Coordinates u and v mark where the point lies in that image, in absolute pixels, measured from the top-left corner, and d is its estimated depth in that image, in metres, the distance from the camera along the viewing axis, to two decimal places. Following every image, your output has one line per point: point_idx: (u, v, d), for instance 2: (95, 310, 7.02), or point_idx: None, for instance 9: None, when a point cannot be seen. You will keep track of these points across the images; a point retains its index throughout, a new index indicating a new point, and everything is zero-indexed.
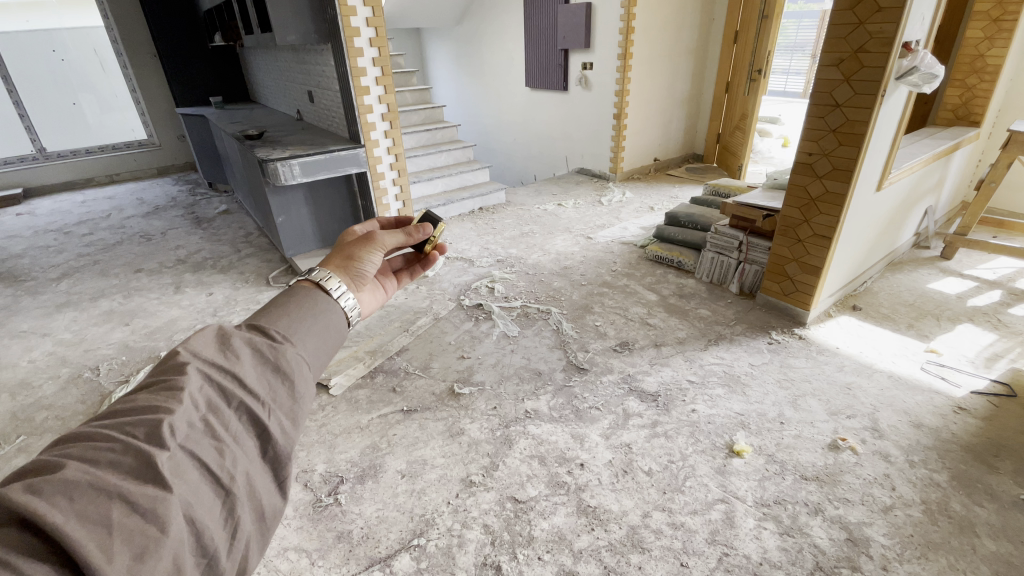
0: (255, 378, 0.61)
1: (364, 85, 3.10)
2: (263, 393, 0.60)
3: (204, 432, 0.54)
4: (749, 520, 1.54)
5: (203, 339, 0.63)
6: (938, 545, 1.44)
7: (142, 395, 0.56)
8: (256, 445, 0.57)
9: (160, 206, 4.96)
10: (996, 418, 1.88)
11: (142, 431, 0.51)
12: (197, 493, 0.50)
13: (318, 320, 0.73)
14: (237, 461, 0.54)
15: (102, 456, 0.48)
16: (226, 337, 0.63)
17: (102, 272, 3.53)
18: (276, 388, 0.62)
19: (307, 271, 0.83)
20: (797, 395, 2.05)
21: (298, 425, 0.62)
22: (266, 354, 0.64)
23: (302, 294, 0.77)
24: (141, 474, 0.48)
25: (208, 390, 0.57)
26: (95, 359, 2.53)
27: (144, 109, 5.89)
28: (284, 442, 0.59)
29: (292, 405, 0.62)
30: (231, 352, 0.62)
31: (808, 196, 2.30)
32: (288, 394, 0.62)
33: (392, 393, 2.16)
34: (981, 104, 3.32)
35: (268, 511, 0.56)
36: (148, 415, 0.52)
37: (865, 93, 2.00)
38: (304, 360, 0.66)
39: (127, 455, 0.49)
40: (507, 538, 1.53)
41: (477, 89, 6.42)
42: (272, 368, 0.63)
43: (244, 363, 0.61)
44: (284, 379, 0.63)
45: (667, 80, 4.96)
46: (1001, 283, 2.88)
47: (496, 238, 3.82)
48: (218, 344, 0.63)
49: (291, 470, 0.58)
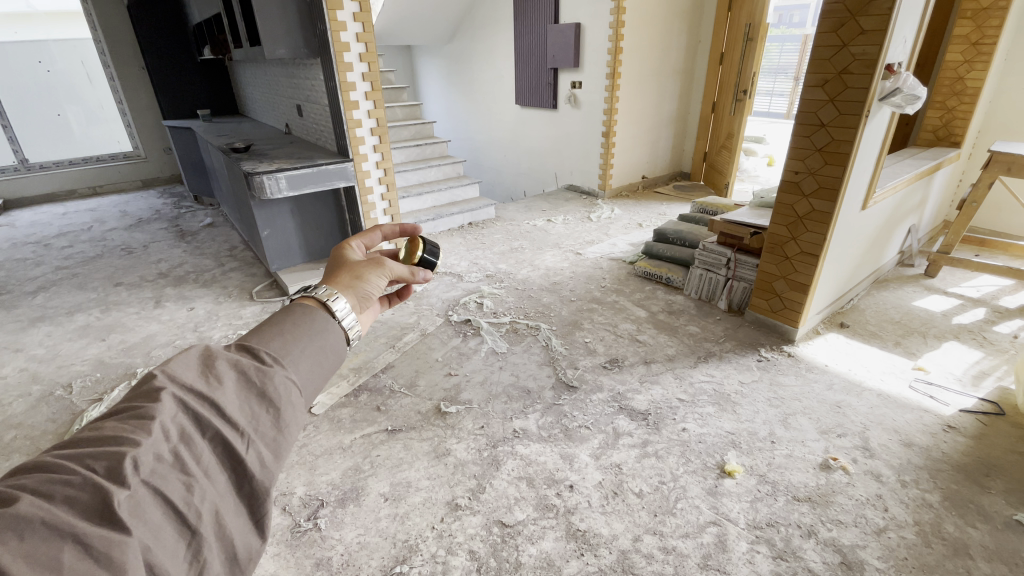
0: (236, 405, 0.57)
1: (353, 100, 3.07)
2: (243, 422, 0.56)
3: (172, 465, 0.50)
4: (742, 544, 1.51)
5: (185, 361, 0.59)
6: (933, 568, 1.41)
7: (111, 422, 0.52)
8: (230, 479, 0.54)
9: (144, 219, 4.87)
10: (985, 436, 1.88)
11: (103, 466, 0.47)
12: (158, 534, 0.46)
13: (314, 341, 0.69)
14: (206, 497, 0.51)
15: (58, 490, 0.45)
16: (211, 360, 0.59)
17: (80, 285, 3.44)
18: (258, 415, 0.58)
19: (310, 288, 0.77)
20: (787, 413, 2.03)
21: (280, 458, 0.57)
22: (251, 378, 0.60)
23: (300, 312, 0.72)
24: (97, 514, 0.44)
25: (182, 417, 0.54)
26: (68, 377, 2.44)
27: (130, 121, 5.83)
28: (262, 476, 0.56)
29: (275, 435, 0.58)
30: (212, 376, 0.58)
31: (795, 214, 2.31)
32: (272, 423, 0.58)
33: (376, 412, 2.11)
34: (960, 125, 3.40)
35: (240, 552, 0.53)
36: (112, 447, 0.48)
37: (851, 113, 2.02)
38: (293, 384, 0.62)
39: (85, 491, 0.45)
40: (493, 564, 1.47)
41: (467, 106, 6.47)
42: (257, 393, 0.59)
43: (226, 389, 0.57)
44: (269, 407, 0.59)
45: (656, 98, 5.03)
46: (985, 301, 2.92)
47: (485, 253, 3.79)
48: (200, 367, 0.59)
49: (267, 506, 0.55)
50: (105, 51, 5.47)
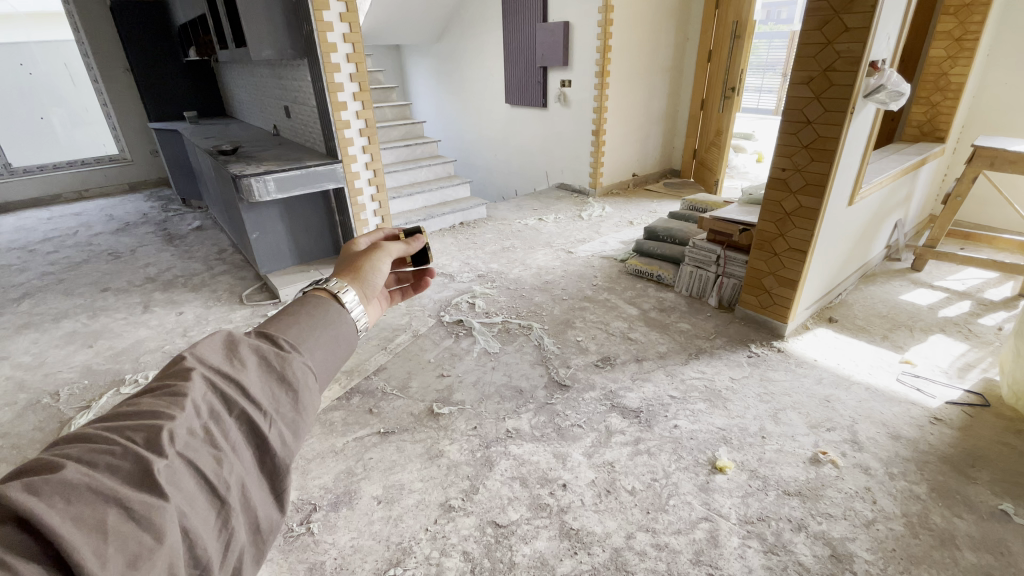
0: (259, 386, 0.57)
1: (341, 101, 3.05)
2: (266, 402, 0.56)
3: (203, 440, 0.50)
4: (733, 539, 1.52)
5: (210, 344, 0.59)
6: (921, 559, 1.43)
7: (144, 398, 0.52)
8: (254, 456, 0.54)
9: (131, 223, 4.81)
10: (971, 428, 1.91)
11: (141, 437, 0.47)
12: (192, 503, 0.46)
13: (328, 330, 0.68)
14: (234, 471, 0.51)
15: (101, 459, 0.45)
16: (235, 344, 0.60)
17: (66, 291, 3.39)
18: (279, 397, 0.57)
19: (321, 279, 0.77)
20: (777, 408, 2.05)
21: (300, 438, 0.58)
22: (272, 361, 0.59)
23: (313, 302, 0.72)
24: (138, 481, 0.44)
25: (210, 395, 0.54)
26: (56, 384, 2.40)
27: (115, 124, 5.76)
28: (283, 453, 0.56)
29: (295, 416, 0.58)
30: (237, 359, 0.58)
31: (783, 211, 2.33)
32: (292, 405, 0.58)
33: (369, 415, 2.10)
34: (945, 120, 3.44)
35: (262, 524, 0.53)
36: (149, 420, 0.48)
37: (836, 110, 2.04)
38: (311, 370, 0.62)
39: (125, 460, 0.45)
40: (487, 565, 1.48)
41: (457, 105, 6.45)
42: (277, 377, 0.58)
43: (250, 371, 0.57)
44: (289, 390, 0.58)
45: (646, 95, 5.05)
46: (970, 294, 2.96)
47: (477, 253, 3.79)
48: (225, 350, 0.59)
49: (290, 483, 0.55)
50: (89, 53, 5.40)
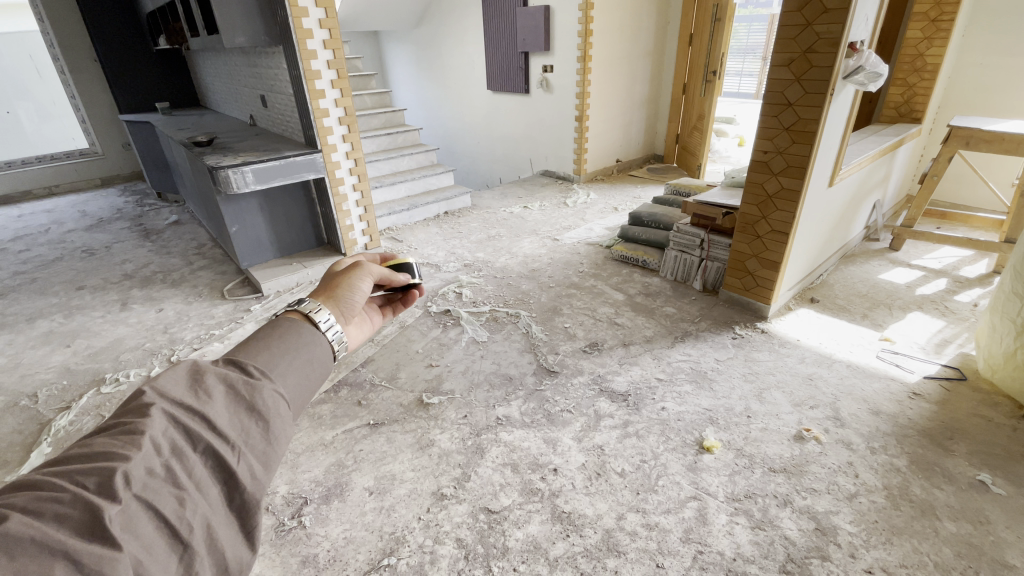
0: (225, 418, 0.59)
1: (319, 89, 2.97)
2: (234, 435, 0.58)
3: (164, 479, 0.51)
4: (721, 516, 1.55)
5: (173, 375, 0.60)
6: (902, 529, 1.47)
7: (100, 438, 0.53)
8: (221, 492, 0.55)
9: (105, 219, 4.67)
10: (948, 401, 1.96)
11: (93, 482, 0.48)
12: (150, 549, 0.47)
13: (300, 354, 0.72)
14: (198, 511, 0.52)
15: (48, 508, 0.45)
16: (199, 375, 0.61)
17: (40, 290, 3.29)
18: (248, 428, 0.60)
19: (296, 302, 0.81)
20: (761, 388, 2.09)
21: (269, 470, 0.59)
22: (240, 392, 0.62)
23: (286, 325, 0.76)
24: (86, 531, 0.45)
25: (173, 432, 0.55)
26: (32, 386, 2.34)
27: (85, 116, 5.57)
28: (252, 487, 0.57)
29: (265, 447, 0.60)
30: (202, 391, 0.59)
31: (765, 194, 2.35)
32: (262, 436, 0.60)
33: (358, 407, 2.09)
34: (921, 102, 3.50)
35: (231, 564, 0.53)
36: (103, 463, 0.49)
37: (816, 92, 2.06)
38: (281, 397, 0.65)
39: (76, 509, 0.46)
40: (481, 551, 1.49)
41: (438, 93, 6.37)
42: (246, 407, 0.61)
43: (217, 403, 0.59)
44: (258, 419, 0.61)
45: (628, 80, 5.03)
46: (946, 272, 3.04)
47: (462, 242, 3.76)
48: (188, 382, 0.60)
49: (259, 518, 0.56)
50: (53, 42, 5.19)
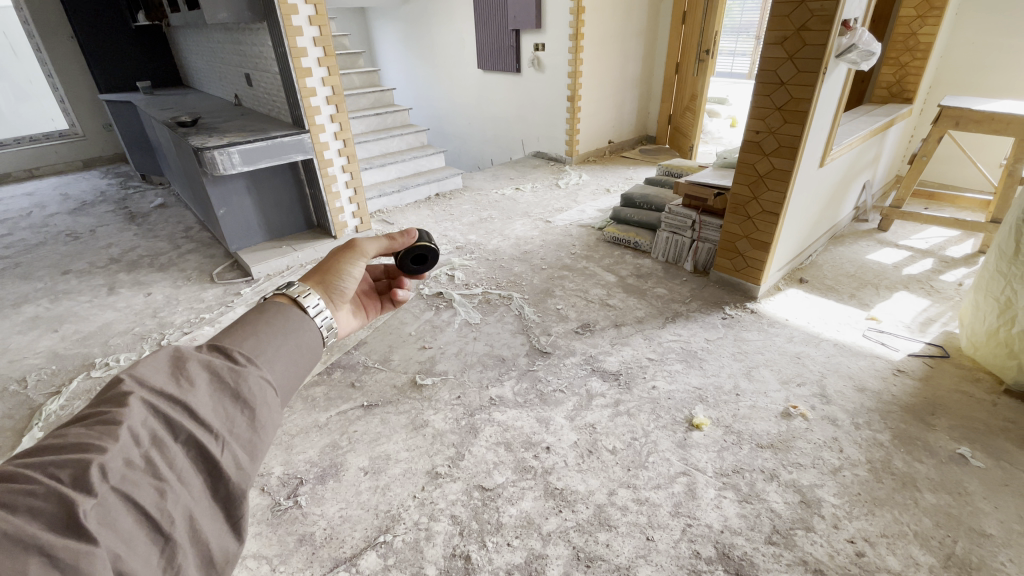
0: (209, 406, 0.58)
1: (306, 67, 2.90)
2: (218, 424, 0.58)
3: (144, 470, 0.51)
4: (710, 490, 1.59)
5: (153, 362, 0.59)
6: (884, 501, 1.52)
7: (75, 428, 0.52)
8: (204, 483, 0.55)
9: (89, 202, 4.58)
10: (931, 378, 2.01)
11: (68, 474, 0.47)
12: (130, 543, 0.47)
13: (288, 340, 0.72)
14: (180, 503, 0.51)
15: (20, 501, 0.44)
16: (181, 362, 0.60)
17: (25, 275, 3.24)
18: (233, 417, 0.59)
19: (285, 284, 0.81)
20: (750, 366, 2.12)
21: (256, 459, 0.59)
22: (224, 379, 0.62)
23: (274, 310, 0.76)
24: (62, 525, 0.44)
25: (151, 422, 0.54)
26: (21, 371, 2.31)
27: (63, 96, 5.41)
28: (238, 478, 0.57)
29: (251, 436, 0.60)
30: (184, 379, 0.59)
31: (756, 174, 2.35)
32: (247, 424, 0.60)
33: (351, 388, 2.10)
34: (912, 82, 3.50)
35: (216, 557, 0.53)
36: (79, 454, 0.49)
37: (809, 71, 2.05)
38: (267, 384, 0.65)
39: (49, 502, 0.45)
40: (475, 527, 1.52)
41: (427, 72, 6.25)
42: (231, 395, 0.61)
43: (199, 391, 0.58)
44: (243, 407, 0.61)
45: (620, 59, 4.97)
46: (933, 252, 3.08)
47: (454, 224, 3.74)
48: (170, 369, 0.59)
49: (246, 507, 0.56)
50: (28, 19, 5.00)
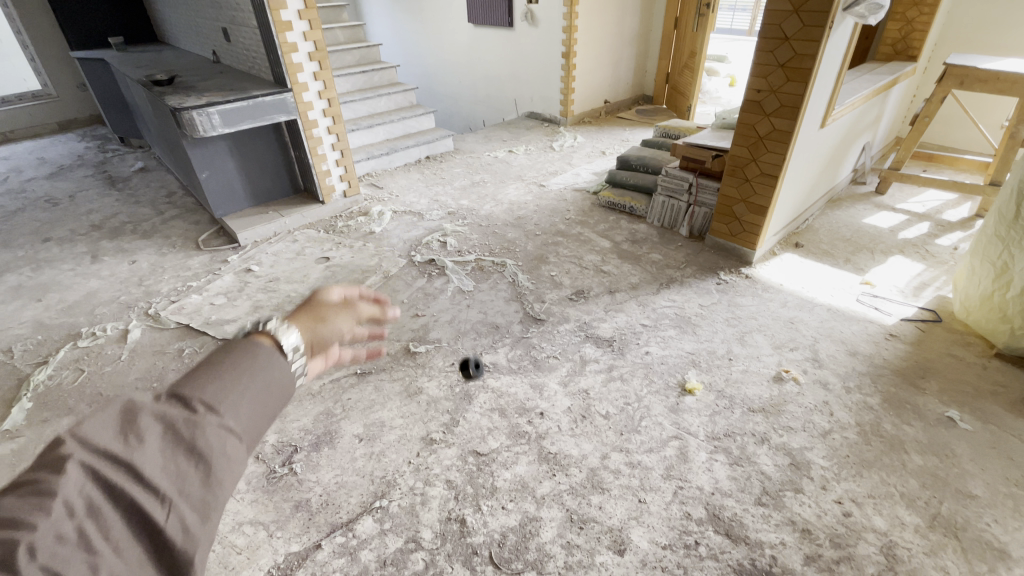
0: (155, 471, 0.51)
1: (285, 20, 2.73)
2: (165, 489, 0.51)
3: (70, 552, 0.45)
4: (701, 454, 1.61)
5: (99, 417, 0.53)
6: (872, 463, 1.55)
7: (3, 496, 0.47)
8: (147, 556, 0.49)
9: (67, 166, 4.41)
10: (923, 342, 2.03)
11: None
12: None
13: (265, 370, 0.64)
14: None
15: None
16: (132, 414, 0.54)
17: (4, 243, 3.14)
18: (186, 478, 0.53)
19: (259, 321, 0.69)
20: (743, 331, 2.13)
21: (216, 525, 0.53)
22: (178, 434, 0.54)
23: (253, 340, 0.67)
24: None
25: (92, 488, 0.49)
26: (5, 341, 2.27)
27: (34, 54, 5.13)
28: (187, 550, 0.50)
29: (210, 501, 0.53)
30: (130, 437, 0.52)
31: (756, 135, 2.29)
32: (204, 487, 0.53)
33: (344, 356, 2.08)
34: (918, 38, 3.38)
35: None
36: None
37: (814, 25, 1.95)
38: (231, 433, 0.57)
39: None
40: (470, 491, 1.53)
41: (416, 27, 5.96)
42: (185, 453, 0.54)
43: (145, 450, 0.52)
44: (200, 467, 0.54)
45: (617, 13, 4.75)
46: (930, 215, 3.05)
47: (446, 189, 3.66)
48: (118, 422, 0.53)
49: None
50: None
